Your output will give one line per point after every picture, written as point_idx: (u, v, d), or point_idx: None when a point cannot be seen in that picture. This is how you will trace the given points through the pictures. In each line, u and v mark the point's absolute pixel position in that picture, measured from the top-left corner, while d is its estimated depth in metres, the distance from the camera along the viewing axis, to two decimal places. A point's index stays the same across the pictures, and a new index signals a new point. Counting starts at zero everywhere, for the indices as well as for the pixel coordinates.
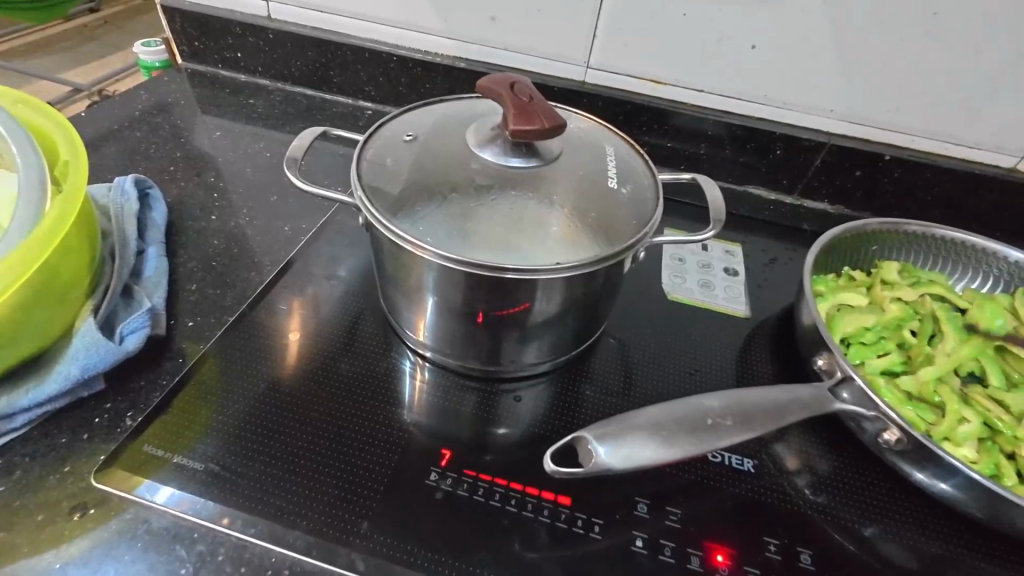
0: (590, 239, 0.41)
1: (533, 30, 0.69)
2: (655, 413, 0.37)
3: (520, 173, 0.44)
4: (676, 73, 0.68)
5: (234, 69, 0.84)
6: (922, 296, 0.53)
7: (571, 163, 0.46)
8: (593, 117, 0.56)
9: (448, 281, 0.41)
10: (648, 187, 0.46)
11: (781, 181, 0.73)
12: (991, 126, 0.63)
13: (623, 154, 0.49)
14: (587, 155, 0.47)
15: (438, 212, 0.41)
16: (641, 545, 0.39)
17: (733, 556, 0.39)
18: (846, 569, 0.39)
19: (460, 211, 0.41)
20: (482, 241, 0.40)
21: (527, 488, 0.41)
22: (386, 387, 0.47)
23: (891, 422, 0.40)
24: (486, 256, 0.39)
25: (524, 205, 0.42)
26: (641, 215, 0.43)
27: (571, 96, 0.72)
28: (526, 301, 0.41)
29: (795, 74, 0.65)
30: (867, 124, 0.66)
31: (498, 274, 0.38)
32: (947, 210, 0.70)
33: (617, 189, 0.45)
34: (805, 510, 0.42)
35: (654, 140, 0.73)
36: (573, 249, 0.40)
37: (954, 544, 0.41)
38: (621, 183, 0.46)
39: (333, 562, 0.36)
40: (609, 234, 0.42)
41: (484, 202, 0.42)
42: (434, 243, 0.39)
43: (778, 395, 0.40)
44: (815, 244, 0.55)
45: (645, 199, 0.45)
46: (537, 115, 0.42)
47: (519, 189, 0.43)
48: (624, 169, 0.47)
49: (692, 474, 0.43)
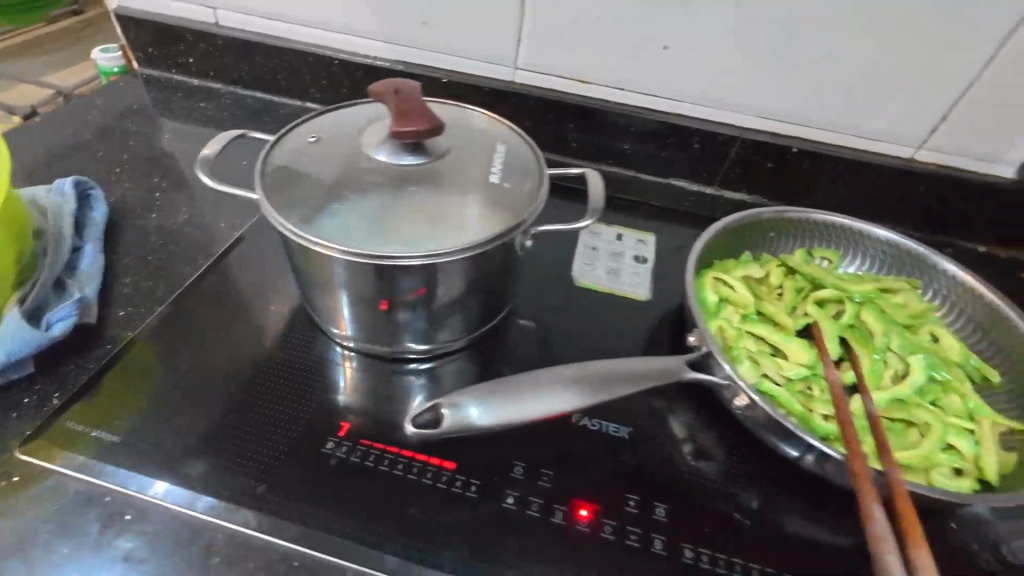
0: (453, 230, 0.44)
1: (463, 34, 0.73)
2: (504, 381, 0.42)
3: (410, 170, 0.47)
4: (597, 73, 0.72)
5: (186, 74, 0.88)
6: (799, 286, 0.57)
7: (459, 159, 0.49)
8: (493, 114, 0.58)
9: (336, 266, 0.45)
10: (530, 181, 0.49)
11: (700, 174, 0.77)
12: (887, 119, 0.67)
13: (516, 149, 0.52)
14: (481, 150, 0.51)
15: (332, 209, 0.45)
16: (511, 501, 0.43)
17: (597, 510, 0.43)
18: (697, 520, 0.44)
19: (341, 203, 0.45)
20: (351, 229, 0.44)
21: (415, 454, 0.45)
22: (300, 366, 0.51)
23: (742, 391, 0.45)
24: (353, 242, 0.43)
25: (401, 198, 0.46)
26: (513, 207, 0.47)
27: (501, 95, 0.76)
28: (422, 288, 0.45)
29: (704, 73, 0.69)
30: (777, 119, 0.71)
31: (360, 258, 0.42)
32: (855, 199, 0.73)
33: (498, 183, 0.48)
34: (670, 471, 0.46)
35: (582, 136, 0.77)
36: (435, 238, 0.44)
37: (800, 502, 0.46)
38: (503, 178, 0.49)
39: (231, 520, 0.40)
40: (473, 224, 0.45)
41: (364, 195, 0.46)
42: (313, 230, 0.44)
43: (627, 365, 0.44)
44: (710, 230, 0.58)
45: (522, 192, 0.48)
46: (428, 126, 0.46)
47: (409, 185, 0.47)
48: (511, 165, 0.50)
49: (570, 439, 0.47)
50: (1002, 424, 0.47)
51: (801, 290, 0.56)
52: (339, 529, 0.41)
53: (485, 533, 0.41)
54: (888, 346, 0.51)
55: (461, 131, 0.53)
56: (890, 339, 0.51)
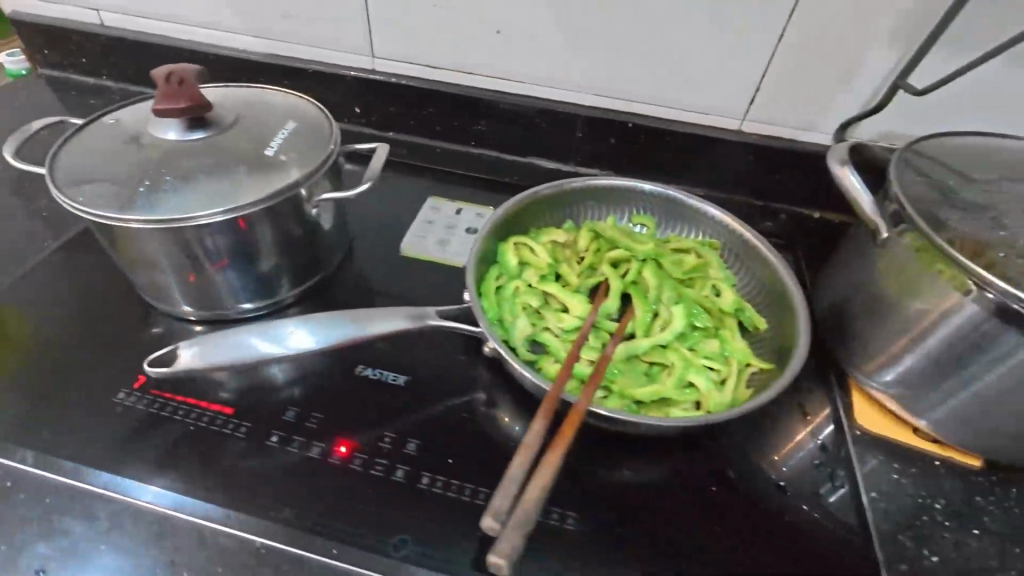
0: (217, 195, 0.47)
1: (319, 25, 0.77)
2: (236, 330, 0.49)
3: (192, 145, 0.50)
4: (445, 58, 0.76)
5: (82, 74, 0.92)
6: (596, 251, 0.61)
7: (242, 133, 0.52)
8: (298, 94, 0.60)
9: (118, 235, 0.48)
10: (308, 155, 0.52)
11: (553, 151, 0.80)
12: (710, 92, 0.70)
13: (306, 125, 0.55)
14: (271, 122, 0.54)
15: (102, 179, 0.48)
16: (275, 440, 0.47)
17: (354, 446, 0.47)
18: (448, 453, 0.47)
19: (116, 175, 0.48)
20: (118, 198, 0.46)
21: (199, 401, 0.49)
22: (118, 328, 0.55)
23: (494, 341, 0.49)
24: (118, 210, 0.46)
25: (171, 169, 0.48)
26: (282, 178, 0.49)
27: (362, 83, 0.80)
28: (223, 261, 0.51)
29: (538, 54, 0.73)
30: (612, 96, 0.74)
31: (129, 224, 0.46)
32: (697, 171, 0.77)
33: (273, 156, 0.51)
34: (438, 414, 0.50)
35: (441, 119, 0.81)
36: (195, 206, 0.46)
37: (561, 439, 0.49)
38: (280, 151, 0.51)
39: (9, 457, 0.44)
40: (238, 190, 0.47)
41: (138, 168, 0.48)
42: (85, 200, 0.46)
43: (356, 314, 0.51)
44: (515, 200, 0.62)
45: (296, 164, 0.50)
46: (197, 93, 0.49)
47: (188, 154, 0.49)
48: (293, 139, 0.53)
49: (348, 387, 0.51)
50: (748, 364, 0.51)
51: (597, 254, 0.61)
52: (104, 463, 0.44)
53: (242, 467, 0.45)
54: (659, 300, 0.55)
55: (253, 108, 0.55)
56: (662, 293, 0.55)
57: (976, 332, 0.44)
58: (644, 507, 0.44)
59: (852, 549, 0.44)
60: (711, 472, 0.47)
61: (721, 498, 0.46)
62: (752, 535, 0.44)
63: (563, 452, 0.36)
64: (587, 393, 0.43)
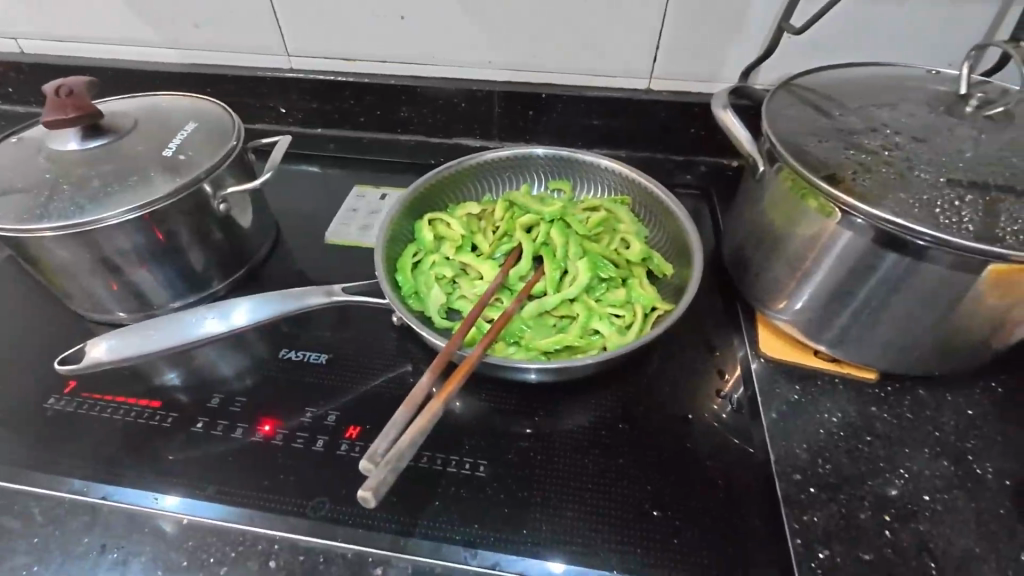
0: (118, 196, 0.48)
1: (230, 30, 0.77)
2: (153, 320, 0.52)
3: (94, 151, 0.52)
4: (358, 49, 0.77)
5: (9, 103, 0.92)
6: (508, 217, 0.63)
7: (142, 139, 0.53)
8: (200, 96, 0.62)
9: (28, 249, 0.49)
10: (206, 151, 0.53)
11: (476, 129, 0.82)
12: (616, 55, 0.72)
13: (205, 125, 0.57)
14: (170, 126, 0.56)
15: (1, 195, 0.49)
16: (200, 426, 0.49)
17: (277, 424, 0.49)
18: (367, 419, 0.49)
19: (18, 189, 0.49)
20: (19, 211, 0.48)
21: (128, 398, 0.51)
22: (47, 339, 0.57)
23: (399, 311, 0.51)
24: (20, 221, 0.47)
25: (72, 177, 0.49)
26: (181, 175, 0.51)
27: (281, 83, 0.81)
28: (144, 263, 0.53)
29: (445, 36, 0.74)
30: (523, 69, 0.75)
31: (33, 232, 0.47)
32: (617, 133, 0.78)
33: (172, 155, 0.52)
34: (358, 385, 0.52)
35: (365, 110, 0.82)
36: (96, 208, 0.48)
37: (476, 394, 0.51)
38: (178, 151, 0.53)
39: None
40: (138, 190, 0.49)
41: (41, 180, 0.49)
42: None
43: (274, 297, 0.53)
44: (425, 178, 0.64)
45: (195, 161, 0.52)
46: (86, 102, 0.51)
47: (89, 163, 0.51)
48: (192, 139, 0.54)
49: (272, 370, 0.53)
50: (651, 307, 0.53)
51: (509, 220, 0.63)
52: (36, 464, 0.47)
53: (167, 453, 0.47)
54: (566, 257, 0.57)
55: (154, 114, 0.57)
56: (568, 250, 0.57)
57: (852, 259, 0.45)
58: (556, 448, 0.47)
59: (749, 466, 0.46)
60: (622, 411, 0.49)
61: (630, 433, 0.48)
62: (657, 463, 0.46)
63: (445, 401, 0.38)
64: (480, 346, 0.45)
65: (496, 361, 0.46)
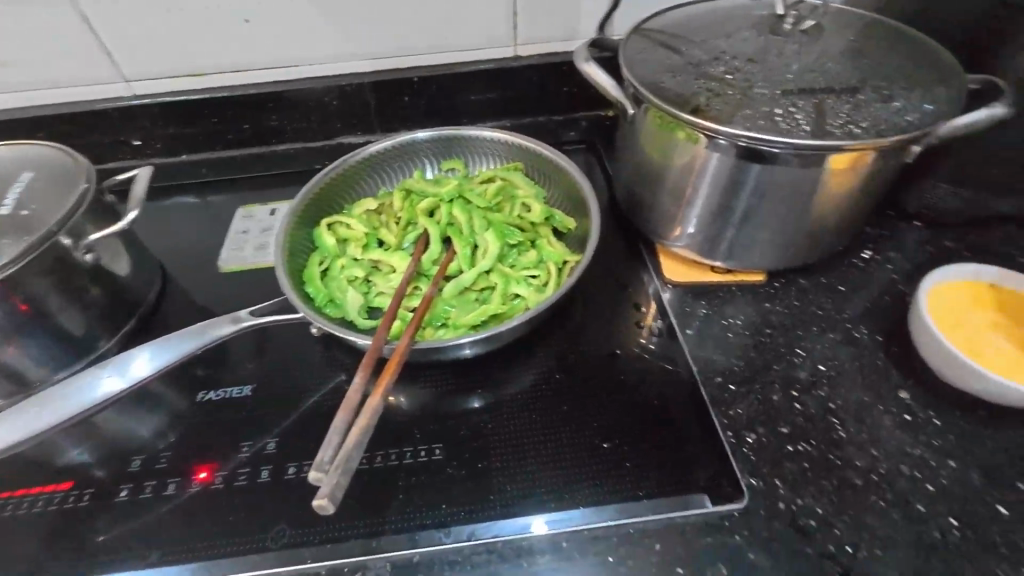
0: None
1: (47, 64, 0.68)
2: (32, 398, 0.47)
3: None
4: (205, 62, 0.71)
5: None
6: (407, 206, 0.63)
7: None
8: (29, 142, 0.55)
9: None
10: (53, 200, 0.48)
11: (354, 124, 0.79)
12: (477, 27, 0.72)
13: (45, 172, 0.51)
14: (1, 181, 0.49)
15: None
16: (124, 494, 0.45)
17: (213, 468, 0.46)
18: (310, 437, 0.48)
19: None
20: None
21: (30, 488, 0.46)
22: None
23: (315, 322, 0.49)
24: None
25: None
26: (28, 232, 0.45)
27: (126, 113, 0.73)
28: (9, 338, 0.47)
29: (298, 34, 0.70)
30: (389, 56, 0.74)
31: None
32: (496, 104, 0.79)
33: (12, 213, 0.47)
34: (292, 406, 0.50)
35: (229, 125, 0.76)
36: None
37: (415, 384, 0.51)
38: (19, 206, 0.47)
39: None
40: None
41: None
42: None
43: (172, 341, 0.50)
44: (312, 184, 0.62)
45: (43, 213, 0.47)
46: None
47: None
48: (33, 191, 0.49)
49: (193, 417, 0.50)
50: (562, 261, 0.56)
51: (408, 209, 0.62)
52: None
53: (94, 532, 0.43)
54: (472, 232, 0.58)
55: None
56: (473, 226, 0.58)
57: (722, 176, 0.49)
58: (504, 414, 0.48)
59: (677, 381, 0.50)
60: (556, 362, 0.52)
61: (568, 380, 0.50)
62: (598, 401, 0.49)
63: (382, 396, 0.39)
64: (406, 337, 0.46)
65: (426, 346, 0.47)
